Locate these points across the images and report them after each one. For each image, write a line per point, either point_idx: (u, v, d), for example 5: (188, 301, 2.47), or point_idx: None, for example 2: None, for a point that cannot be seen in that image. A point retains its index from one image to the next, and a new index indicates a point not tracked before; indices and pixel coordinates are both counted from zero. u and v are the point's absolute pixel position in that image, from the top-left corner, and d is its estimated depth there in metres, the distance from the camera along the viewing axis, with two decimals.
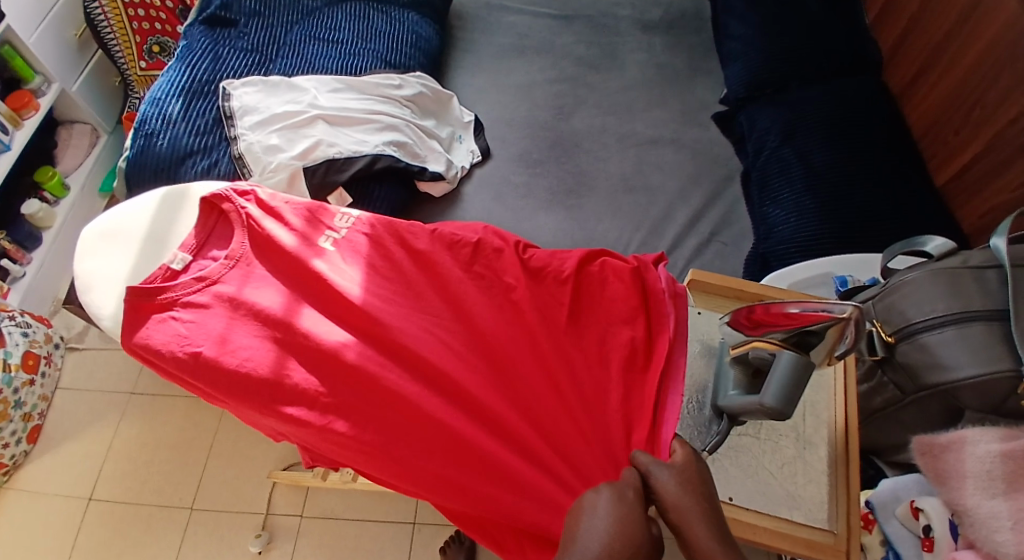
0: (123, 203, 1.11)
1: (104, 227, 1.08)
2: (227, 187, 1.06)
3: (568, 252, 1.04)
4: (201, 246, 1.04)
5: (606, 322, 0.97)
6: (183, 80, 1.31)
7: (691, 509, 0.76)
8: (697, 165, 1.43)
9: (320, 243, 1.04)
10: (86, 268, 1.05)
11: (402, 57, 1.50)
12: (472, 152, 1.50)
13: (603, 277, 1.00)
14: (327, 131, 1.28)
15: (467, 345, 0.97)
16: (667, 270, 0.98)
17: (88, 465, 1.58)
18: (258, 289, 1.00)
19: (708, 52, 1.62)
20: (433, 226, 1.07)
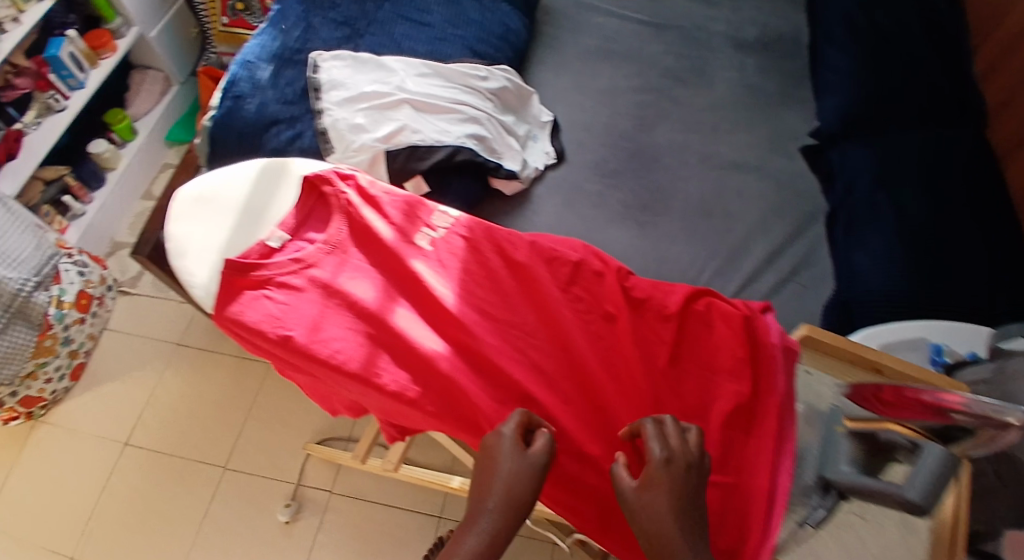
0: (224, 168, 1.10)
1: (202, 191, 1.07)
2: (330, 169, 1.06)
3: (671, 285, 1.04)
4: (298, 225, 1.04)
5: (710, 369, 0.98)
6: (274, 46, 1.30)
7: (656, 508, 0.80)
8: (783, 198, 1.38)
9: (418, 241, 1.05)
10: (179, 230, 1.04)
11: (490, 48, 1.45)
12: (547, 154, 1.47)
13: (708, 320, 1.00)
14: (413, 117, 1.25)
15: (566, 374, 0.98)
16: (779, 324, 0.98)
17: (128, 410, 1.58)
18: (353, 280, 1.00)
19: (802, 81, 1.55)
20: (533, 238, 1.07)
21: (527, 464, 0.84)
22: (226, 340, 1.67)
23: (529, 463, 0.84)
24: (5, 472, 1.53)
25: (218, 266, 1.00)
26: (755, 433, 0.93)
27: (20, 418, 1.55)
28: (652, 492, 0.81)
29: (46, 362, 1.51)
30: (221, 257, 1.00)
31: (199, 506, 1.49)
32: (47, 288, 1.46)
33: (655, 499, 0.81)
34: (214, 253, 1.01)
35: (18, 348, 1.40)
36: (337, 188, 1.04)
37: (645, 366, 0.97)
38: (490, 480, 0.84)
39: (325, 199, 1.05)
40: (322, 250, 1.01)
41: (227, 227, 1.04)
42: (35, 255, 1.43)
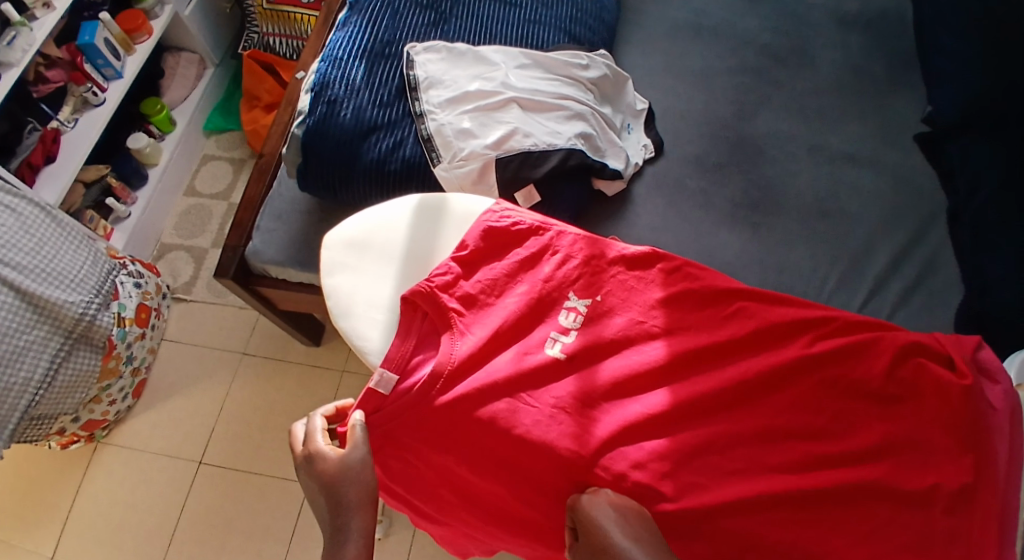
0: (374, 208, 1.09)
1: (355, 235, 1.06)
2: (424, 281, 0.98)
3: (873, 344, 0.93)
4: (407, 361, 0.94)
5: (922, 443, 0.87)
6: (363, 40, 1.23)
7: (602, 520, 0.81)
8: (900, 194, 1.31)
9: (545, 348, 0.96)
10: (338, 280, 1.03)
11: (585, 29, 1.33)
12: (645, 147, 1.34)
13: (918, 387, 0.90)
14: (522, 118, 1.15)
15: (769, 458, 0.89)
16: (1005, 394, 0.89)
17: (199, 425, 1.48)
18: (485, 412, 0.92)
19: (910, 63, 1.46)
20: (703, 294, 1.00)
21: (354, 481, 0.85)
22: (292, 347, 1.55)
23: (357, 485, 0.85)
24: (71, 497, 1.43)
25: (392, 326, 1.00)
26: (979, 514, 0.82)
27: (81, 440, 1.44)
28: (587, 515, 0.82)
29: (110, 384, 1.41)
30: (394, 312, 1.01)
31: (285, 525, 1.39)
32: (109, 307, 1.34)
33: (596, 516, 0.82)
34: (382, 307, 1.01)
35: (83, 374, 1.30)
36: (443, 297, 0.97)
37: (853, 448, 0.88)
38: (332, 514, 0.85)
39: (431, 316, 0.97)
40: (436, 386, 0.92)
41: (392, 276, 1.04)
42: (92, 272, 1.30)
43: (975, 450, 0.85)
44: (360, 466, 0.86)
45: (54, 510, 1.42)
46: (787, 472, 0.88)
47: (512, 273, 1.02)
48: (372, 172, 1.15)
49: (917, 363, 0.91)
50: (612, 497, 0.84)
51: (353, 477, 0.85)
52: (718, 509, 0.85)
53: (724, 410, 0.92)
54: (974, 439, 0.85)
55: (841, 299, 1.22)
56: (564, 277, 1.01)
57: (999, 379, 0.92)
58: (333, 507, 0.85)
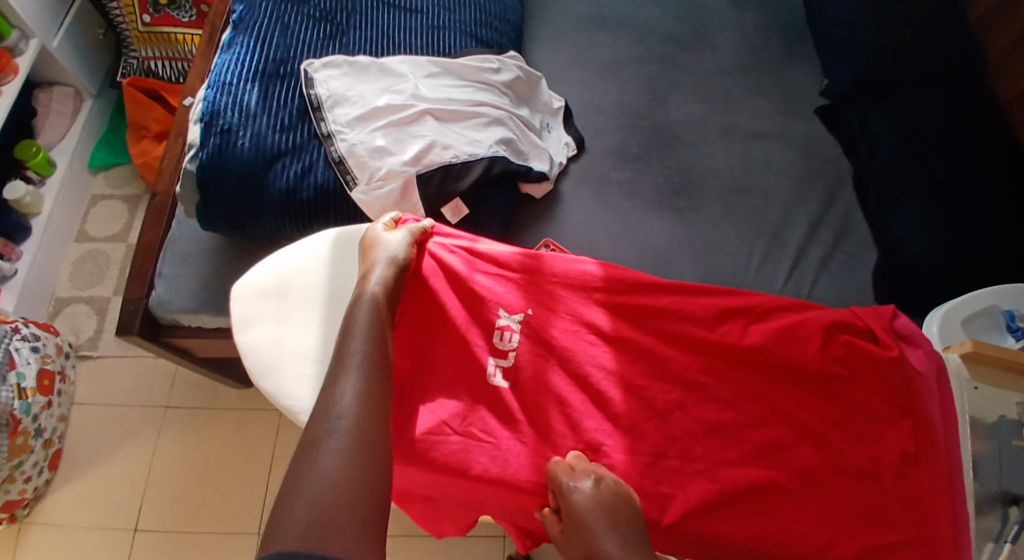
0: (283, 249, 1.01)
1: (267, 282, 0.99)
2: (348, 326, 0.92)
3: (803, 327, 0.94)
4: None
5: (861, 417, 0.90)
6: (254, 60, 1.13)
7: (594, 521, 0.77)
8: (809, 165, 1.34)
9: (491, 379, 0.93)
10: (254, 334, 0.96)
11: (492, 31, 1.29)
12: (566, 144, 1.32)
13: (849, 362, 0.92)
14: (438, 130, 1.11)
15: (726, 455, 0.89)
16: (928, 353, 0.91)
17: (128, 490, 1.38)
18: (436, 455, 0.87)
19: (803, 37, 1.49)
20: (635, 295, 0.97)
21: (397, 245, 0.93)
22: (220, 392, 1.46)
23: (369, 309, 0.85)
24: None
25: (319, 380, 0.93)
26: (923, 475, 0.86)
27: (3, 524, 1.30)
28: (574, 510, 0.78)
29: (22, 462, 1.28)
30: (320, 363, 0.94)
31: None
32: (5, 380, 1.23)
33: (586, 511, 0.78)
34: (301, 361, 0.94)
35: None
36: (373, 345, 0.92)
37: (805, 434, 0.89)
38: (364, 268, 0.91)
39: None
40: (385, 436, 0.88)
41: (314, 323, 0.96)
42: None
43: (910, 415, 0.89)
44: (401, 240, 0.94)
45: None
46: (740, 466, 0.88)
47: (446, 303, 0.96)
48: (283, 203, 1.06)
49: (844, 339, 0.93)
50: (593, 498, 0.79)
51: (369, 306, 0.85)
52: (687, 513, 0.85)
53: (672, 410, 0.91)
54: (906, 404, 0.89)
55: (767, 272, 1.24)
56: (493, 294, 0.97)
57: (919, 343, 0.93)
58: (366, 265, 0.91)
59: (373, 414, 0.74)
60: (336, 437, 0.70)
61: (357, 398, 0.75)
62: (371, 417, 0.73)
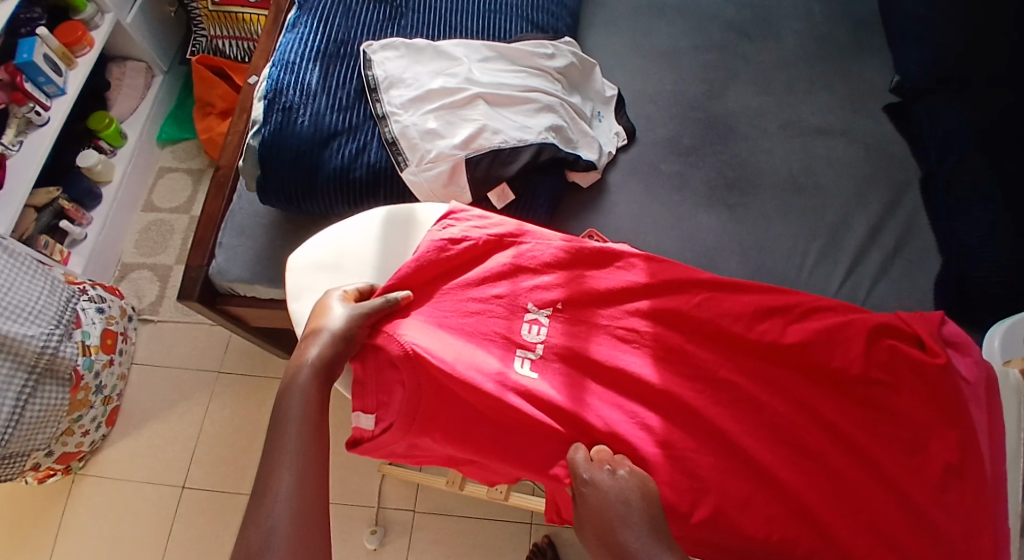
0: (337, 226, 1.04)
1: (321, 256, 1.01)
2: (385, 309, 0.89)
3: (847, 329, 0.91)
4: (375, 390, 0.87)
5: (904, 424, 0.86)
6: (315, 41, 1.16)
7: (612, 512, 0.75)
8: (873, 164, 1.30)
9: (516, 367, 0.89)
10: (306, 304, 0.98)
11: (548, 16, 1.30)
12: (617, 134, 1.32)
13: (894, 367, 0.88)
14: (489, 114, 1.11)
15: (764, 455, 0.85)
16: (976, 362, 0.89)
17: (179, 448, 1.44)
18: (469, 432, 0.86)
19: (874, 30, 1.44)
20: (678, 285, 0.95)
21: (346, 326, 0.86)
22: (269, 361, 1.51)
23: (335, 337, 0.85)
24: (53, 533, 1.38)
25: None
26: (967, 489, 0.82)
27: (58, 474, 1.39)
28: (590, 504, 0.77)
29: (80, 416, 1.36)
30: None
31: None
32: (71, 336, 1.29)
33: (602, 502, 0.76)
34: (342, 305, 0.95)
35: (52, 409, 1.25)
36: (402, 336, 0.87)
37: (845, 438, 0.86)
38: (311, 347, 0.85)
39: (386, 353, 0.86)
40: (422, 415, 0.86)
41: None
42: (51, 301, 1.25)
43: (955, 424, 0.85)
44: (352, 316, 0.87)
45: (37, 547, 1.37)
46: (773, 463, 0.84)
47: (469, 289, 0.93)
48: (336, 181, 1.07)
49: (890, 344, 0.90)
50: (616, 492, 0.77)
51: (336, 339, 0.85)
52: (719, 511, 0.82)
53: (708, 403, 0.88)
54: (953, 414, 0.85)
55: (822, 274, 1.21)
56: (519, 283, 0.94)
57: (966, 351, 0.91)
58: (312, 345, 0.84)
59: (308, 474, 0.75)
60: (277, 520, 0.71)
61: (295, 483, 0.74)
62: (307, 505, 0.73)
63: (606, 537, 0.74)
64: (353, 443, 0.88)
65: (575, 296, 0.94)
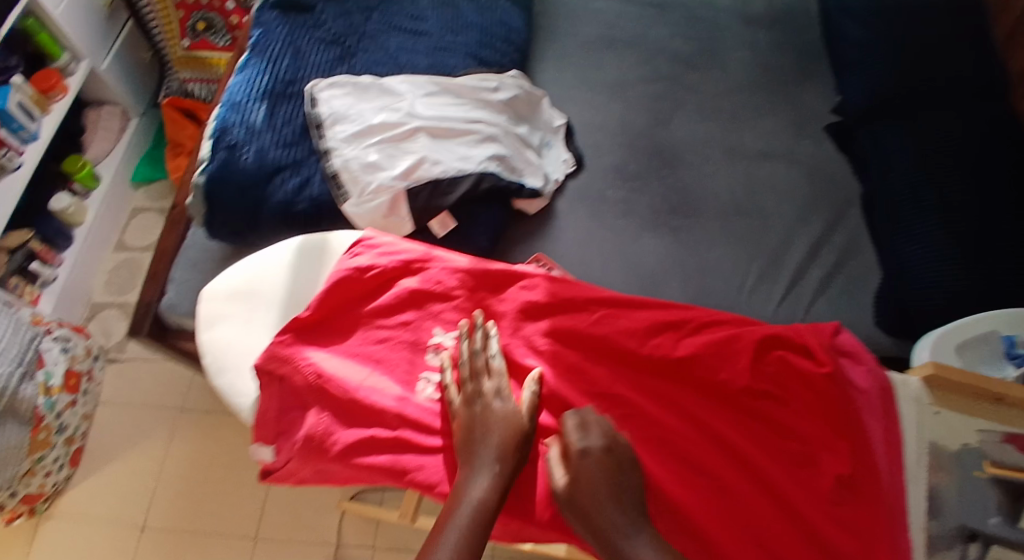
0: (252, 256, 1.04)
1: (234, 286, 1.01)
2: (286, 348, 0.89)
3: (739, 342, 0.91)
4: (277, 419, 0.87)
5: (796, 436, 0.87)
6: (263, 81, 1.18)
7: (599, 487, 0.79)
8: (813, 186, 1.33)
9: (419, 393, 0.88)
10: (216, 334, 0.98)
11: (495, 53, 1.33)
12: (565, 161, 1.34)
13: (782, 379, 0.89)
14: (430, 146, 1.14)
15: (656, 470, 0.85)
16: (869, 369, 0.90)
17: (139, 486, 1.45)
18: (366, 457, 0.84)
19: (817, 56, 1.49)
20: (572, 299, 0.94)
21: (498, 418, 0.82)
22: None
23: (504, 429, 0.82)
24: None
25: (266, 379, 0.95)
26: (858, 504, 0.83)
27: (23, 516, 1.39)
28: (580, 473, 0.80)
29: (44, 456, 1.37)
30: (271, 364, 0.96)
31: None
32: (32, 376, 1.32)
33: (590, 475, 0.79)
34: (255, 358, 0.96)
35: (10, 449, 1.26)
36: (302, 361, 0.88)
37: (737, 452, 0.86)
38: (466, 443, 0.81)
39: (290, 382, 0.88)
40: (321, 442, 0.85)
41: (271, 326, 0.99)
42: (12, 342, 1.29)
43: (844, 434, 0.86)
44: (503, 408, 0.84)
45: None
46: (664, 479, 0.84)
47: (378, 316, 0.93)
48: (282, 215, 1.10)
49: (779, 356, 0.90)
50: (596, 468, 0.80)
51: (507, 424, 0.82)
52: None
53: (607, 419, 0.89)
54: (842, 426, 0.86)
55: (761, 294, 1.22)
56: (428, 308, 0.93)
57: (860, 358, 0.91)
58: (472, 432, 0.82)
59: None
60: None
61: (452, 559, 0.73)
62: None
63: (591, 511, 0.78)
64: (263, 475, 0.88)
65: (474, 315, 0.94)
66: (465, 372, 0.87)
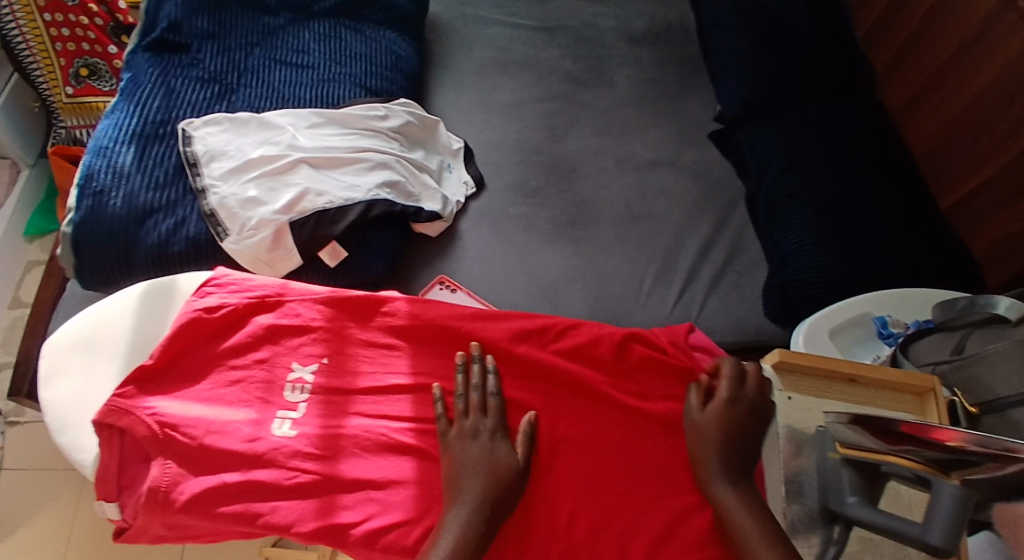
0: (96, 303, 0.96)
1: (75, 336, 0.93)
2: (123, 397, 0.81)
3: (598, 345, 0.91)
4: (118, 474, 0.80)
5: (661, 435, 0.87)
6: (132, 123, 1.16)
7: (710, 436, 0.83)
8: (701, 190, 1.36)
9: (273, 429, 0.82)
10: (55, 391, 0.89)
11: (381, 81, 1.33)
12: (466, 183, 1.33)
13: (643, 379, 0.90)
14: (313, 177, 1.13)
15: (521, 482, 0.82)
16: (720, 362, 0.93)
17: (50, 552, 1.36)
18: (220, 506, 0.76)
19: (698, 68, 1.54)
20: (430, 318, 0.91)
21: (483, 453, 0.80)
22: None
23: (485, 473, 0.78)
24: None
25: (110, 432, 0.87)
26: None
27: None
28: (712, 418, 0.85)
29: None
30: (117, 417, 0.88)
31: None
32: None
33: (713, 421, 0.84)
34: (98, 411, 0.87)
35: None
36: (142, 410, 0.80)
37: (608, 456, 0.84)
38: (451, 473, 0.78)
39: (132, 434, 0.79)
40: (167, 495, 0.76)
41: (117, 375, 0.91)
42: None
43: None
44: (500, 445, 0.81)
45: None
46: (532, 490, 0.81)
47: (231, 355, 0.86)
48: (155, 257, 1.08)
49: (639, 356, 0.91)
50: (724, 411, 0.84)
51: (489, 468, 0.79)
52: None
53: None
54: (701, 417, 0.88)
55: (658, 296, 1.23)
56: (284, 343, 0.88)
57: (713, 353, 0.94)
58: (467, 462, 0.79)
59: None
60: None
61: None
62: None
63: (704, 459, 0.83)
64: (117, 535, 0.79)
65: (332, 342, 0.89)
66: (460, 408, 0.84)
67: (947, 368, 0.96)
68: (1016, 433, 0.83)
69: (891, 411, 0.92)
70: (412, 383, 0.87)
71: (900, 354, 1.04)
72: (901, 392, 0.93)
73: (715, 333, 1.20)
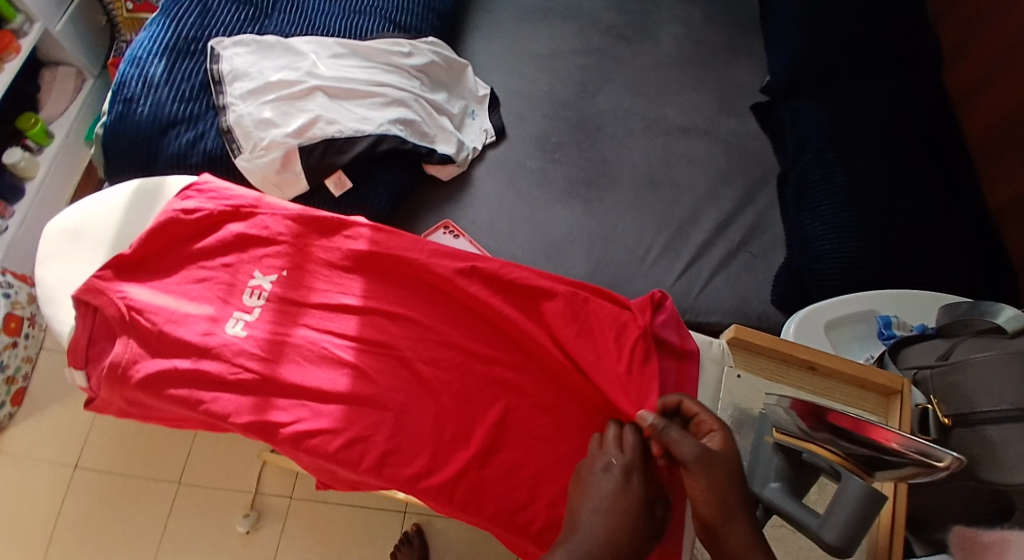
0: (92, 196, 1.04)
1: (70, 223, 1.01)
2: (98, 278, 0.89)
3: (549, 295, 0.92)
4: (87, 347, 0.88)
5: (595, 390, 0.88)
6: (166, 37, 1.22)
7: (732, 502, 0.73)
8: (732, 162, 1.32)
9: (227, 327, 0.88)
10: (46, 270, 0.98)
11: (413, 18, 1.34)
12: (485, 131, 1.33)
13: (588, 333, 0.90)
14: (326, 106, 1.16)
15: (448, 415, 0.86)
16: (675, 326, 0.92)
17: (75, 433, 1.47)
18: (168, 388, 0.84)
19: (750, 31, 1.48)
20: (389, 246, 0.93)
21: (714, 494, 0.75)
22: None
23: (616, 510, 0.74)
24: None
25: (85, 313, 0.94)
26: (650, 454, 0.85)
27: None
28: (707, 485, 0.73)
29: None
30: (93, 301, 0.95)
31: (154, 527, 1.38)
32: None
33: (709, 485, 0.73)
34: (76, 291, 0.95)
35: None
36: (113, 293, 0.88)
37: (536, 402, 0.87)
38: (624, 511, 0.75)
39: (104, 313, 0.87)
40: (125, 371, 0.85)
41: (98, 262, 0.99)
42: None
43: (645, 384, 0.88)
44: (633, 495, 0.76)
45: None
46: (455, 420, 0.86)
47: (201, 257, 0.93)
48: (173, 167, 1.15)
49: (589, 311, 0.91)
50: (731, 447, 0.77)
51: (619, 506, 0.74)
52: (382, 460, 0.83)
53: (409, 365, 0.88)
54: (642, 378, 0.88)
55: (662, 267, 1.21)
56: (249, 252, 0.93)
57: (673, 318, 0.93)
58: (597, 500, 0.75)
59: None
60: None
61: None
62: None
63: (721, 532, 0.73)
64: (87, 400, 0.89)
65: (296, 256, 0.94)
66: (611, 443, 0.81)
67: (927, 374, 0.89)
68: (983, 450, 0.79)
69: (845, 405, 0.89)
70: (360, 305, 0.91)
71: (888, 356, 0.97)
72: (866, 389, 0.90)
73: (716, 308, 1.17)
